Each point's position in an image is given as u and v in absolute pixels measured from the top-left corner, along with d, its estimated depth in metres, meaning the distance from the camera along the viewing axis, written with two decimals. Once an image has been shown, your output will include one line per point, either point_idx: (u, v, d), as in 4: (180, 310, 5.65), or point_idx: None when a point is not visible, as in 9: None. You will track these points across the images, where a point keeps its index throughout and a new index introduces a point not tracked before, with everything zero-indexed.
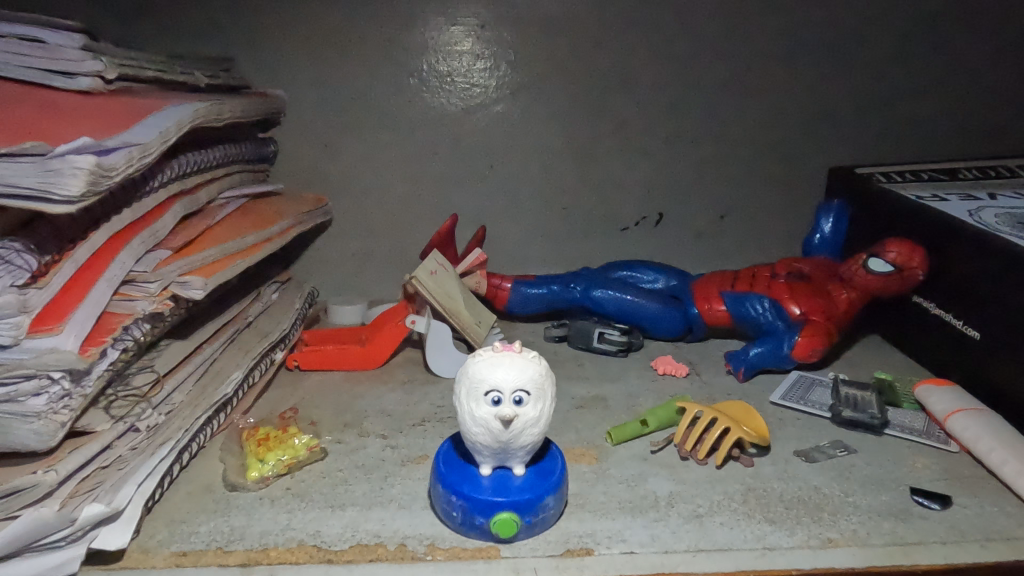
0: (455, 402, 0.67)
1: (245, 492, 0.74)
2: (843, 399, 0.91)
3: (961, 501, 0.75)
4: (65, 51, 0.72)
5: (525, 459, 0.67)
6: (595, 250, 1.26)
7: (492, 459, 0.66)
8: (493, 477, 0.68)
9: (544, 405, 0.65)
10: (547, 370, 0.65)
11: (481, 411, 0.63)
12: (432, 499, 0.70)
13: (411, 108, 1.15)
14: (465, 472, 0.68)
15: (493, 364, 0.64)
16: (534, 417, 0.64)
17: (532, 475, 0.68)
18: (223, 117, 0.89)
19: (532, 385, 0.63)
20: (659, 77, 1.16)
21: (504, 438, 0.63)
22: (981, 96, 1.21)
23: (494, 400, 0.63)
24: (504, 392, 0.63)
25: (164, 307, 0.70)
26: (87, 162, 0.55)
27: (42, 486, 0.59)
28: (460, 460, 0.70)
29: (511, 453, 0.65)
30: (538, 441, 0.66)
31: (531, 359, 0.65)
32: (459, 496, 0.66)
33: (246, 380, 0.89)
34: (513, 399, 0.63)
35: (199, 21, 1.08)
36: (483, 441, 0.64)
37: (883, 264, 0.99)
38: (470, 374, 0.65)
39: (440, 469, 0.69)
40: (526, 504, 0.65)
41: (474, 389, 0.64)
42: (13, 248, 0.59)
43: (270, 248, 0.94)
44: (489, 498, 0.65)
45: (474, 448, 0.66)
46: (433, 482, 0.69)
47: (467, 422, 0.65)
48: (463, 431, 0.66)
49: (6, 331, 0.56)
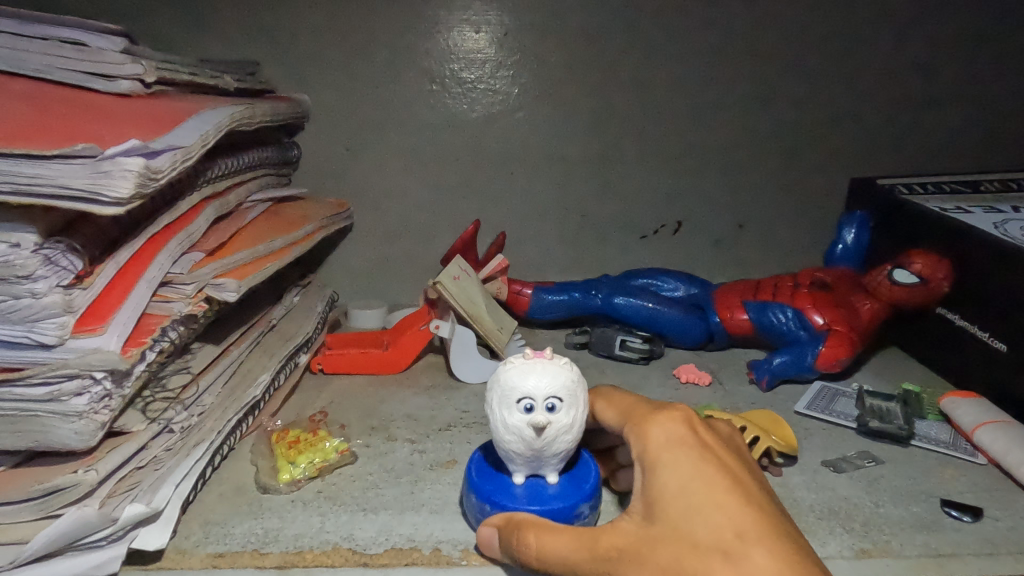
0: (486, 410, 0.67)
1: (277, 494, 0.74)
2: (868, 410, 0.91)
3: (992, 513, 0.75)
4: (105, 54, 0.72)
5: (557, 467, 0.67)
6: (614, 257, 1.26)
7: (525, 466, 0.67)
8: (526, 486, 0.68)
9: (577, 413, 0.65)
10: (579, 378, 0.65)
11: (514, 419, 0.63)
12: (464, 508, 0.70)
13: (435, 114, 1.16)
14: (498, 480, 0.68)
15: (525, 371, 0.64)
16: (567, 425, 0.64)
17: (564, 484, 0.68)
18: (255, 120, 0.89)
19: (564, 392, 0.63)
20: (682, 85, 1.16)
21: (536, 445, 0.64)
22: (1002, 110, 1.22)
23: (527, 407, 0.63)
24: (536, 399, 0.63)
25: (200, 309, 0.71)
26: (137, 164, 0.55)
27: (83, 485, 0.59)
28: (493, 470, 0.71)
29: (544, 460, 0.66)
30: (571, 449, 0.66)
31: (563, 366, 0.65)
32: (494, 505, 0.66)
33: (273, 383, 0.89)
34: (546, 406, 0.63)
35: (224, 26, 1.09)
36: (516, 448, 0.64)
37: (908, 275, 1.01)
38: (502, 382, 0.65)
39: (473, 477, 0.69)
40: (562, 512, 0.65)
41: (507, 397, 0.64)
42: (59, 248, 0.58)
43: (297, 251, 0.95)
44: (523, 507, 0.65)
45: (507, 456, 0.66)
46: (466, 492, 0.69)
47: (499, 430, 0.65)
48: (496, 439, 0.66)
49: (51, 330, 0.57)
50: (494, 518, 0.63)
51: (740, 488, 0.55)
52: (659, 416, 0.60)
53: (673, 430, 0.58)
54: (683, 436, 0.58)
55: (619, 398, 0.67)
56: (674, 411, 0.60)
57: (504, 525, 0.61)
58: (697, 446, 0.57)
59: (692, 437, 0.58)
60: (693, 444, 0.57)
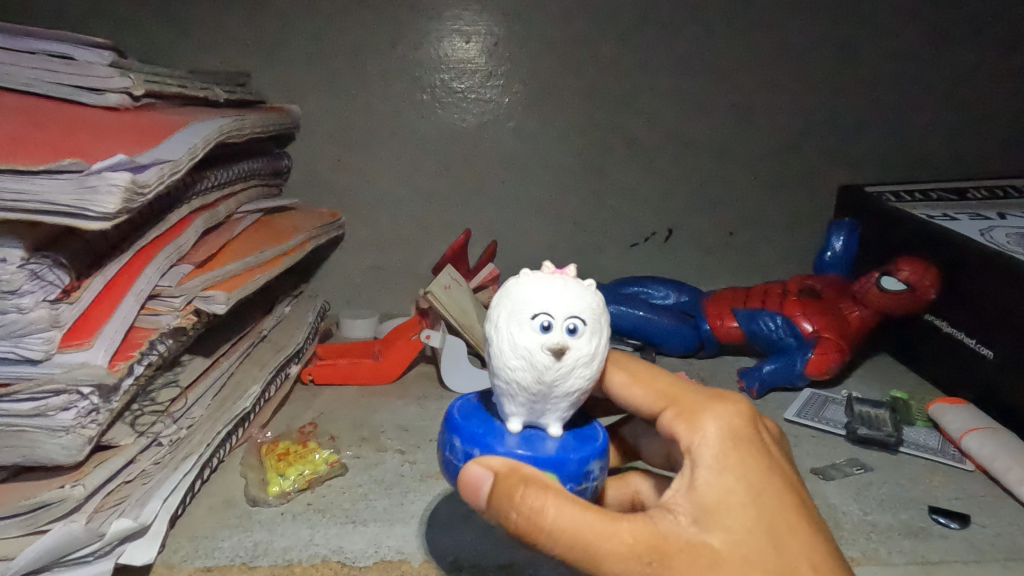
0: (487, 334, 0.55)
1: (267, 507, 0.74)
2: (857, 417, 0.92)
3: (980, 520, 0.75)
4: (94, 67, 0.73)
5: (563, 416, 0.55)
6: (605, 266, 1.27)
7: (526, 410, 0.54)
8: (522, 435, 0.55)
9: (599, 343, 0.54)
10: (604, 305, 0.55)
11: (527, 338, 0.52)
12: (441, 461, 0.56)
13: (425, 123, 1.16)
14: (489, 425, 0.55)
15: (543, 285, 0.53)
16: (587, 354, 0.53)
17: (569, 439, 0.55)
18: (245, 131, 0.89)
19: (588, 313, 0.53)
20: (671, 94, 1.17)
21: (548, 377, 0.52)
22: (988, 118, 1.23)
23: (543, 325, 0.52)
24: (556, 316, 0.52)
25: (188, 321, 0.71)
26: (122, 179, 0.55)
27: (69, 501, 0.59)
28: (483, 414, 0.58)
29: (550, 404, 0.53)
30: (584, 392, 0.54)
31: (588, 288, 0.54)
32: (484, 451, 0.53)
33: (264, 394, 0.89)
34: (566, 327, 0.52)
35: (215, 37, 1.09)
36: (521, 380, 0.52)
37: (896, 283, 1.01)
38: (513, 296, 0.53)
39: (456, 419, 0.56)
40: (569, 464, 0.52)
41: (519, 311, 0.53)
42: (46, 263, 0.58)
43: (287, 262, 0.95)
44: (522, 454, 0.52)
45: (505, 392, 0.53)
46: (444, 440, 0.56)
47: (504, 354, 0.53)
48: (494, 370, 0.54)
49: (37, 345, 0.57)
50: (490, 459, 0.49)
51: (796, 501, 0.50)
52: (713, 407, 0.53)
53: (730, 424, 0.52)
54: (741, 431, 0.52)
55: (643, 371, 0.58)
56: (730, 403, 0.54)
57: (505, 474, 0.47)
58: (756, 444, 0.51)
59: (751, 435, 0.52)
60: (752, 444, 0.51)
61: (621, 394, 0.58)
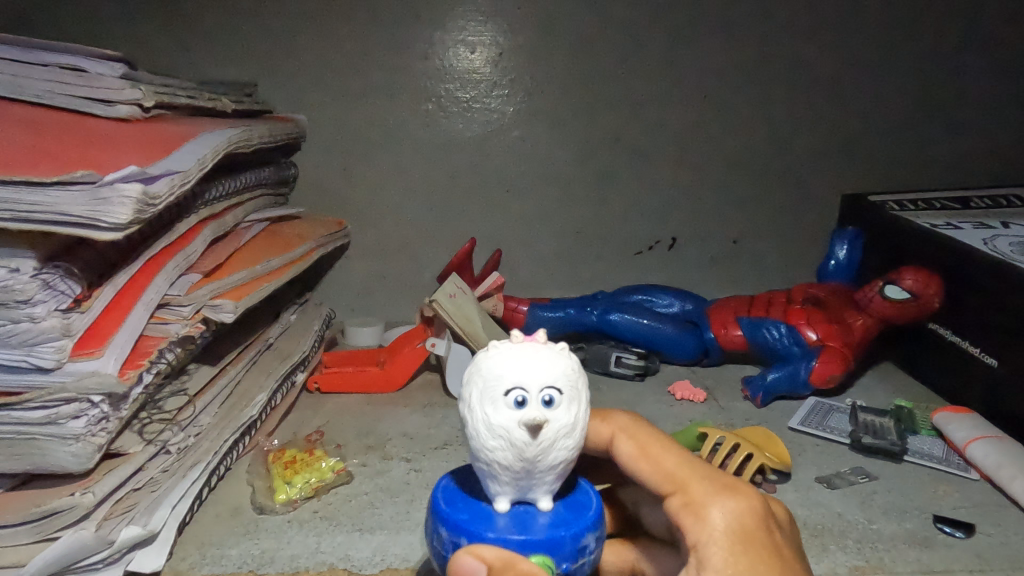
0: (461, 413, 0.53)
1: (273, 515, 0.74)
2: (861, 426, 0.92)
3: (985, 529, 0.75)
4: (104, 79, 0.73)
5: (552, 488, 0.53)
6: (609, 273, 1.27)
7: (512, 489, 0.52)
8: (512, 514, 0.52)
9: (578, 410, 0.51)
10: (580, 367, 0.52)
11: (502, 417, 0.49)
12: (429, 548, 0.53)
13: (431, 133, 1.17)
14: (476, 508, 0.53)
15: (512, 356, 0.51)
16: (567, 425, 0.50)
17: (562, 511, 0.53)
18: (253, 142, 0.90)
19: (564, 382, 0.50)
20: (675, 103, 1.18)
21: (529, 455, 0.49)
22: (990, 128, 1.24)
23: (517, 402, 0.49)
24: (530, 390, 0.49)
25: (197, 330, 0.71)
26: (135, 191, 0.56)
27: (79, 508, 0.60)
28: (469, 494, 0.55)
29: (536, 480, 0.51)
30: (569, 462, 0.52)
31: (561, 352, 0.52)
32: (472, 540, 0.50)
33: (270, 403, 0.90)
34: (542, 400, 0.49)
35: (223, 48, 1.10)
36: (502, 461, 0.50)
37: (899, 292, 1.01)
38: (483, 372, 0.51)
39: (442, 506, 0.53)
40: (563, 543, 0.50)
41: (491, 389, 0.50)
42: (58, 273, 0.58)
43: (293, 271, 0.95)
44: (512, 540, 0.49)
45: (487, 473, 0.51)
46: (430, 526, 0.53)
47: (481, 436, 0.50)
48: (473, 452, 0.52)
49: (49, 354, 0.57)
50: (485, 549, 0.48)
51: None
52: (723, 500, 0.49)
53: (739, 523, 0.48)
54: (752, 532, 0.47)
55: (653, 445, 0.54)
56: (743, 497, 0.49)
57: (499, 569, 0.46)
58: (770, 549, 0.46)
59: (764, 537, 0.47)
60: (765, 546, 0.47)
61: (628, 466, 0.55)
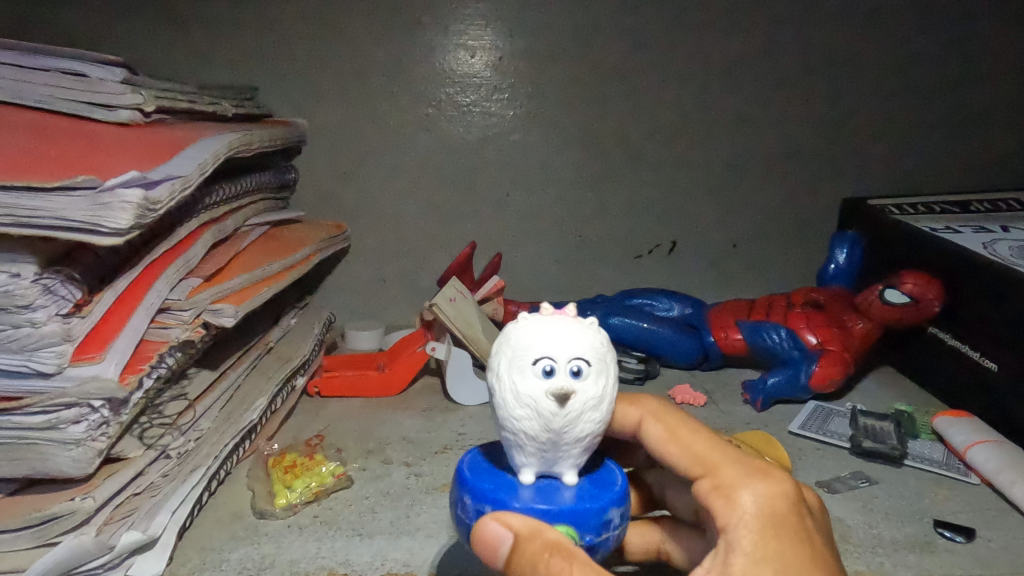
0: (488, 383, 0.53)
1: (274, 519, 0.74)
2: (861, 430, 0.92)
3: (985, 534, 0.75)
4: (106, 84, 0.74)
5: (579, 463, 0.52)
6: (609, 277, 1.27)
7: (538, 460, 0.51)
8: (536, 487, 0.52)
9: (607, 383, 0.51)
10: (609, 342, 0.52)
11: (530, 386, 0.49)
12: (453, 518, 0.53)
13: (431, 137, 1.17)
14: (500, 479, 0.52)
15: (541, 327, 0.51)
16: (595, 397, 0.50)
17: (587, 485, 0.52)
18: (253, 146, 0.90)
19: (592, 354, 0.50)
20: (674, 108, 1.18)
21: (555, 425, 0.49)
22: (989, 132, 1.24)
23: (544, 371, 0.49)
24: (558, 360, 0.49)
25: (197, 334, 0.71)
26: (136, 196, 0.56)
27: (79, 513, 0.60)
28: (494, 466, 0.55)
29: (562, 452, 0.50)
30: (597, 435, 0.51)
31: (590, 326, 0.52)
32: (496, 508, 0.50)
33: (270, 407, 0.90)
34: (570, 370, 0.49)
35: (223, 52, 1.11)
36: (529, 431, 0.50)
37: (900, 295, 1.01)
38: (513, 342, 0.51)
39: (466, 474, 0.53)
40: (588, 516, 0.49)
41: (519, 357, 0.50)
42: (58, 278, 0.58)
43: (294, 275, 0.96)
44: (537, 509, 0.49)
45: (513, 444, 0.51)
46: (454, 496, 0.53)
47: (508, 404, 0.50)
48: (500, 422, 0.52)
49: (50, 359, 0.58)
50: (512, 517, 0.47)
51: None
52: (754, 483, 0.49)
53: (770, 507, 0.48)
54: (783, 517, 0.47)
55: (682, 428, 0.55)
56: (774, 482, 0.49)
57: (526, 537, 0.46)
58: (800, 534, 0.47)
59: (795, 523, 0.47)
60: (796, 532, 0.47)
61: (656, 449, 0.56)
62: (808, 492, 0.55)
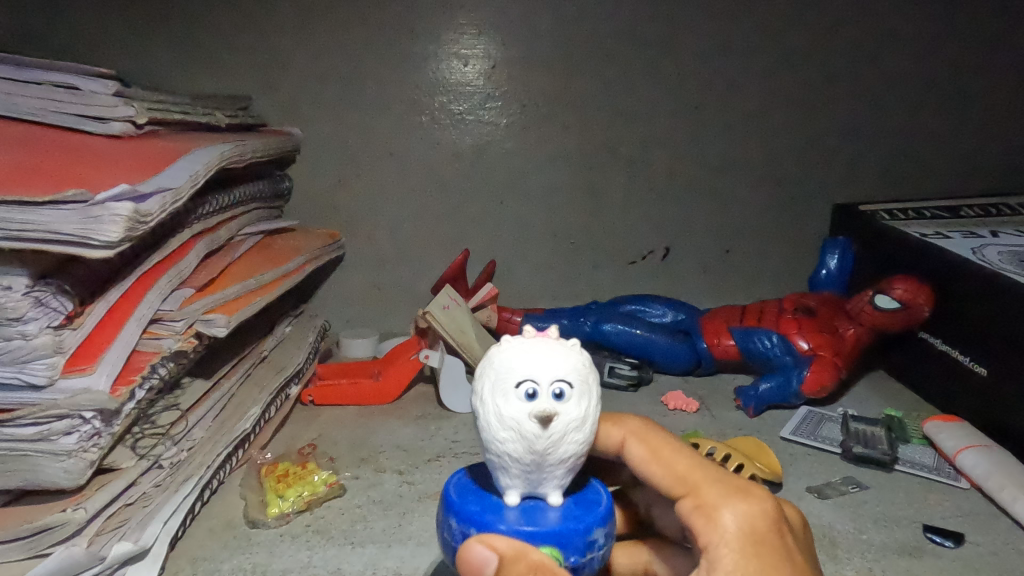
0: (473, 406, 0.53)
1: (266, 529, 0.74)
2: (853, 435, 0.92)
3: (974, 539, 0.76)
4: (99, 97, 0.74)
5: (563, 484, 0.52)
6: (603, 283, 1.28)
7: (523, 482, 0.51)
8: (522, 509, 0.52)
9: (589, 404, 0.51)
10: (592, 363, 0.53)
11: (513, 408, 0.50)
12: (439, 541, 0.53)
13: (424, 145, 1.18)
14: (485, 501, 0.53)
15: (524, 350, 0.51)
16: (578, 418, 0.50)
17: (571, 506, 0.53)
18: (246, 156, 0.91)
19: (575, 376, 0.51)
20: (666, 115, 1.19)
21: (539, 447, 0.49)
22: (978, 138, 1.25)
23: (528, 394, 0.50)
24: (540, 382, 0.50)
25: (190, 345, 0.72)
26: (126, 209, 0.57)
27: (71, 524, 0.60)
28: (479, 487, 0.55)
29: (546, 474, 0.51)
30: (581, 456, 0.52)
31: (573, 348, 0.52)
32: (481, 530, 0.50)
33: (263, 416, 0.90)
34: (553, 393, 0.50)
35: (218, 62, 1.11)
36: (513, 454, 0.50)
37: (889, 301, 1.02)
38: (496, 365, 0.52)
39: (451, 497, 0.53)
40: (572, 537, 0.49)
41: (503, 380, 0.51)
42: (50, 289, 0.59)
43: (287, 284, 0.96)
44: (521, 531, 0.49)
45: (498, 466, 0.51)
46: (440, 518, 0.53)
47: (492, 427, 0.51)
48: (485, 445, 0.52)
49: (41, 371, 0.58)
50: (497, 540, 0.48)
51: None
52: (735, 502, 0.50)
53: (751, 525, 0.48)
54: (764, 535, 0.48)
55: (664, 447, 0.55)
56: (755, 499, 0.50)
57: (512, 558, 0.46)
58: (780, 551, 0.47)
59: (774, 540, 0.48)
60: (775, 550, 0.47)
61: (638, 468, 0.55)
62: (787, 506, 0.56)
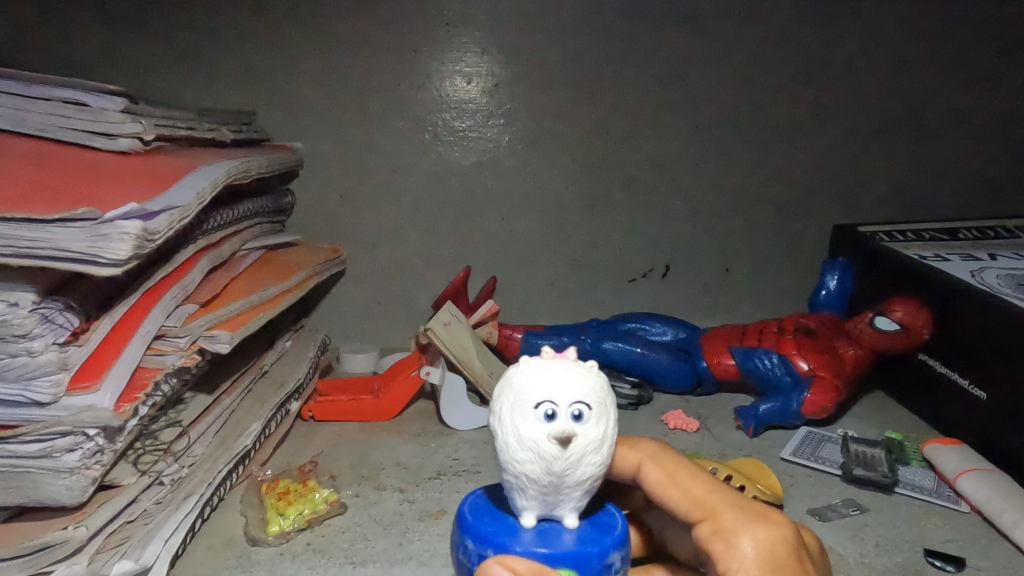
0: (490, 425, 0.53)
1: (266, 547, 0.74)
2: (852, 457, 0.93)
3: (975, 563, 0.76)
4: (107, 114, 0.74)
5: (579, 506, 0.52)
6: (604, 300, 1.28)
7: (540, 503, 0.52)
8: (538, 530, 0.52)
9: (607, 426, 0.51)
10: (609, 384, 0.53)
11: (532, 429, 0.50)
12: (454, 563, 0.54)
13: (427, 161, 1.18)
14: (501, 522, 0.53)
15: (543, 371, 0.51)
16: (596, 440, 0.50)
17: (587, 529, 0.53)
18: (251, 172, 0.91)
19: (593, 397, 0.50)
20: (667, 134, 1.20)
21: (557, 469, 0.49)
22: (975, 161, 1.26)
23: (546, 415, 0.50)
24: (559, 403, 0.50)
25: (193, 361, 0.72)
26: (134, 228, 0.57)
27: (72, 542, 0.60)
28: (494, 508, 0.55)
29: (563, 496, 0.51)
30: (598, 478, 0.52)
31: (590, 369, 0.52)
32: (497, 552, 0.50)
33: (264, 432, 0.90)
34: (571, 414, 0.50)
35: (223, 76, 1.12)
36: (531, 475, 0.50)
37: (889, 323, 1.03)
38: (515, 385, 0.52)
39: (466, 518, 0.53)
40: (588, 559, 0.50)
41: (522, 401, 0.50)
42: (56, 306, 0.59)
43: (290, 299, 0.96)
44: (537, 553, 0.50)
45: (515, 487, 0.51)
46: (456, 540, 0.54)
47: (510, 448, 0.51)
48: (502, 465, 0.52)
49: (46, 388, 0.58)
50: (513, 563, 0.47)
51: None
52: (754, 528, 0.49)
53: (771, 551, 0.48)
54: (785, 561, 0.47)
55: (681, 472, 0.56)
56: (774, 525, 0.50)
57: None
58: None
59: (795, 566, 0.47)
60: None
61: (655, 493, 0.56)
62: (806, 534, 0.56)
